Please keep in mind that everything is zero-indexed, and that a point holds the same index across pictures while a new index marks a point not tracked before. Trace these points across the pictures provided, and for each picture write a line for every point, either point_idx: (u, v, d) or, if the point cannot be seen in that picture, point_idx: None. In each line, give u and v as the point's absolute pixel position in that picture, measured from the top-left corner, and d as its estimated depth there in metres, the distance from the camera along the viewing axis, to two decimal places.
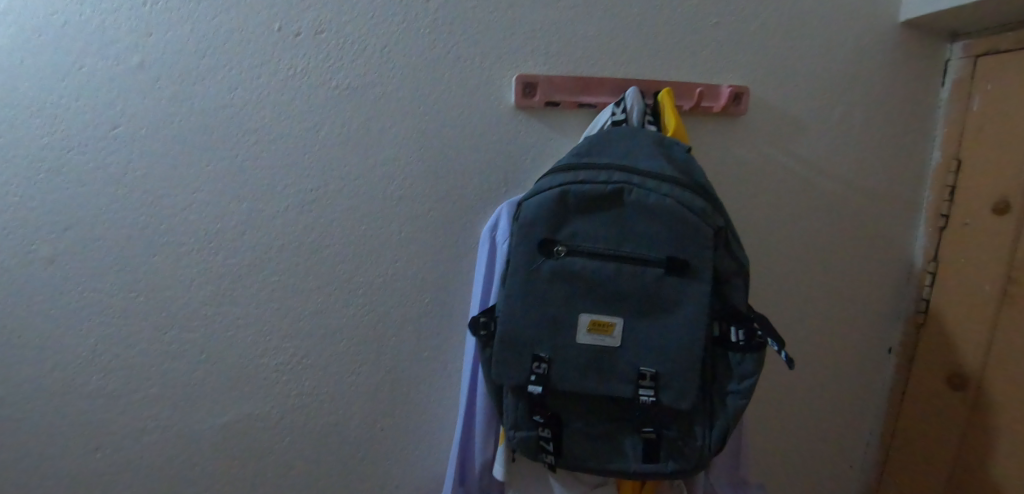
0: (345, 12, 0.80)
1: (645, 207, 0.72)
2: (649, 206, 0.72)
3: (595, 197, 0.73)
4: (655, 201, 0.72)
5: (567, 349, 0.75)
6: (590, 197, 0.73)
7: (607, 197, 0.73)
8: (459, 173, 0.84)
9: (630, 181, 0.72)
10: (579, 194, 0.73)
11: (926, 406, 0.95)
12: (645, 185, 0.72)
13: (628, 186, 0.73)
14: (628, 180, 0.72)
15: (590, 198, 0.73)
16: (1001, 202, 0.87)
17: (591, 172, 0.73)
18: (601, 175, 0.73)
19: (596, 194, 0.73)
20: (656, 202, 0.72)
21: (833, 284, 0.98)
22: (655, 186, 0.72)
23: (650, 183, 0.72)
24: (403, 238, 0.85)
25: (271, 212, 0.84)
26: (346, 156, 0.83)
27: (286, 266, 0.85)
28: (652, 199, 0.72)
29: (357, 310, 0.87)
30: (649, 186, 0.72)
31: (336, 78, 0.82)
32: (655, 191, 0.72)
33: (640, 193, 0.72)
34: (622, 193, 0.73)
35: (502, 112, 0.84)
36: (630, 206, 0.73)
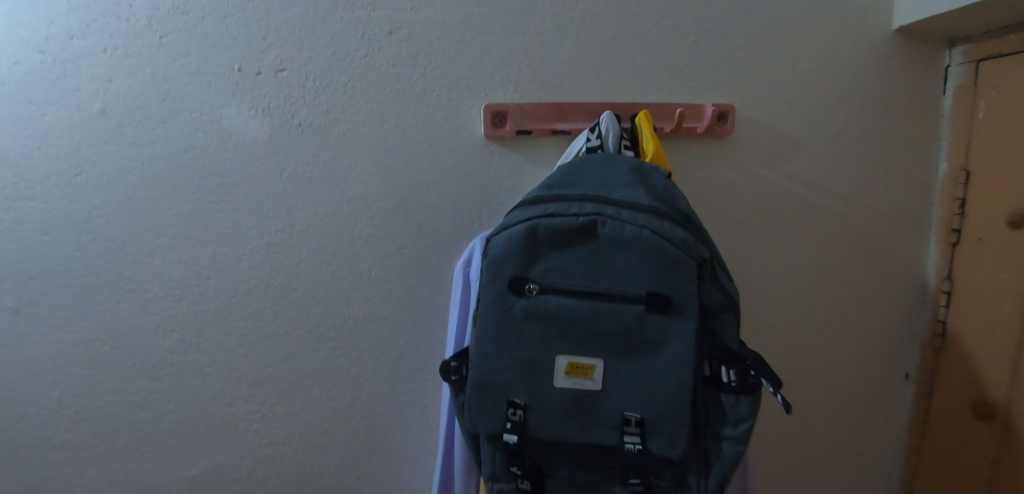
0: (307, 49, 0.77)
1: (621, 239, 0.68)
2: (625, 238, 0.67)
3: (567, 230, 0.69)
4: (631, 233, 0.67)
5: (545, 394, 0.70)
6: (561, 231, 0.69)
7: (580, 230, 0.69)
8: (430, 208, 0.81)
9: (603, 212, 0.68)
10: (550, 228, 0.69)
11: (949, 439, 0.87)
12: (619, 215, 0.68)
13: (602, 217, 0.68)
14: (602, 211, 0.68)
15: (561, 232, 0.69)
16: (1017, 214, 0.80)
17: (563, 204, 0.69)
18: (572, 207, 0.69)
19: (568, 228, 0.68)
20: (632, 234, 0.67)
21: (840, 310, 0.91)
22: (630, 216, 0.67)
23: (625, 213, 0.68)
24: (374, 277, 0.81)
25: (235, 256, 0.80)
26: (311, 195, 0.80)
27: (253, 311, 0.81)
28: (627, 231, 0.67)
29: (328, 354, 0.82)
30: (624, 217, 0.67)
31: (298, 116, 0.78)
32: (631, 223, 0.67)
33: (615, 225, 0.68)
34: (596, 226, 0.68)
35: (473, 144, 0.80)
36: (605, 239, 0.68)
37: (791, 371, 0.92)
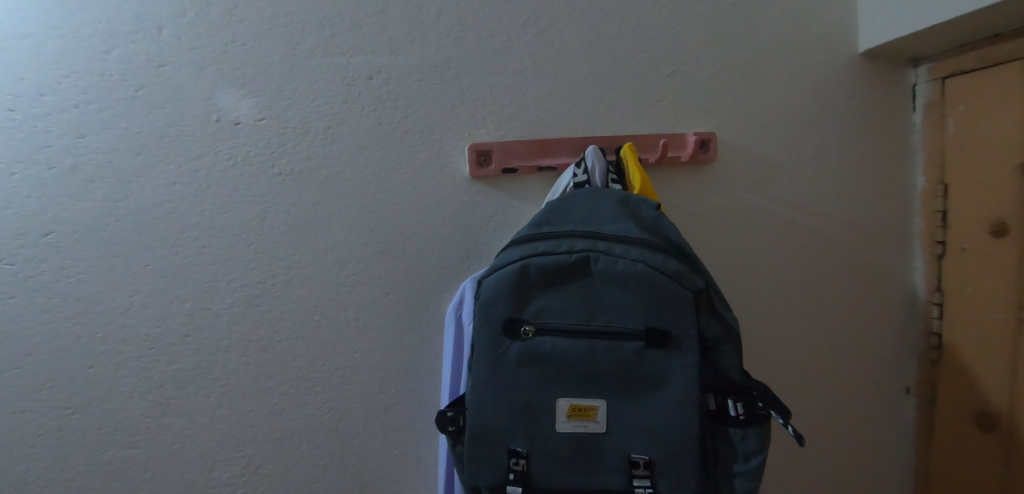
0: (284, 96, 0.76)
1: (614, 275, 0.67)
2: (619, 273, 0.66)
3: (559, 268, 0.67)
4: (624, 268, 0.66)
5: (547, 440, 0.67)
6: (553, 270, 0.68)
7: (572, 268, 0.67)
8: (416, 251, 0.78)
9: (595, 248, 0.67)
10: (541, 267, 0.68)
11: (955, 453, 0.85)
12: (612, 250, 0.67)
13: (594, 253, 0.67)
14: (593, 246, 0.67)
15: (553, 270, 0.68)
16: (996, 223, 0.81)
17: (553, 241, 0.68)
18: (563, 244, 0.67)
19: (560, 266, 0.67)
20: (626, 269, 0.66)
21: (836, 333, 0.90)
22: (623, 251, 0.66)
23: (617, 248, 0.67)
24: (361, 325, 0.78)
25: (215, 311, 0.76)
26: (293, 243, 0.77)
27: (233, 368, 0.77)
28: (621, 265, 0.66)
29: (316, 409, 0.78)
30: (616, 251, 0.66)
31: (278, 164, 0.76)
32: (623, 257, 0.66)
33: (608, 260, 0.67)
34: (588, 262, 0.67)
35: (458, 183, 0.78)
36: (598, 275, 0.67)
37: (792, 398, 0.90)
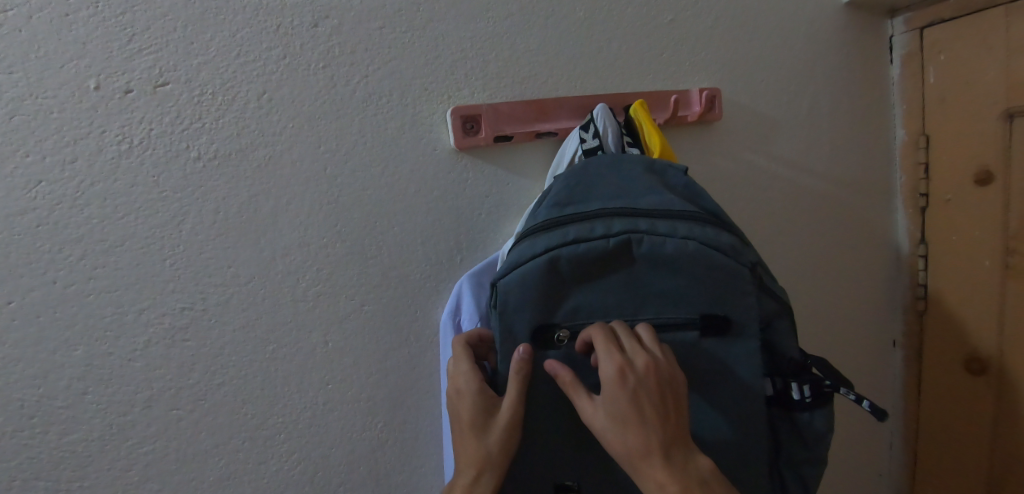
0: (196, 51, 0.55)
1: (662, 258, 0.55)
2: (667, 256, 0.55)
3: (596, 258, 0.55)
4: (674, 248, 0.55)
5: (597, 463, 0.57)
6: (588, 260, 0.55)
7: (611, 255, 0.55)
8: (395, 248, 0.63)
9: (637, 227, 0.55)
10: (574, 258, 0.55)
11: (948, 401, 0.85)
12: (657, 229, 0.55)
13: (636, 234, 0.55)
14: (635, 226, 0.55)
15: (589, 261, 0.55)
16: (981, 171, 0.78)
17: (584, 225, 0.55)
18: (598, 228, 0.55)
19: (597, 254, 0.55)
20: (676, 249, 0.55)
21: (833, 292, 0.87)
22: (669, 228, 0.55)
23: (662, 225, 0.55)
24: (332, 349, 0.62)
25: (122, 356, 0.55)
26: (227, 251, 0.57)
27: (159, 428, 0.57)
28: (670, 246, 0.55)
29: (283, 461, 0.61)
30: (662, 230, 0.55)
31: (195, 145, 0.56)
32: (671, 235, 0.55)
33: (653, 241, 0.55)
34: (629, 246, 0.55)
35: (441, 160, 0.64)
36: (642, 259, 0.56)
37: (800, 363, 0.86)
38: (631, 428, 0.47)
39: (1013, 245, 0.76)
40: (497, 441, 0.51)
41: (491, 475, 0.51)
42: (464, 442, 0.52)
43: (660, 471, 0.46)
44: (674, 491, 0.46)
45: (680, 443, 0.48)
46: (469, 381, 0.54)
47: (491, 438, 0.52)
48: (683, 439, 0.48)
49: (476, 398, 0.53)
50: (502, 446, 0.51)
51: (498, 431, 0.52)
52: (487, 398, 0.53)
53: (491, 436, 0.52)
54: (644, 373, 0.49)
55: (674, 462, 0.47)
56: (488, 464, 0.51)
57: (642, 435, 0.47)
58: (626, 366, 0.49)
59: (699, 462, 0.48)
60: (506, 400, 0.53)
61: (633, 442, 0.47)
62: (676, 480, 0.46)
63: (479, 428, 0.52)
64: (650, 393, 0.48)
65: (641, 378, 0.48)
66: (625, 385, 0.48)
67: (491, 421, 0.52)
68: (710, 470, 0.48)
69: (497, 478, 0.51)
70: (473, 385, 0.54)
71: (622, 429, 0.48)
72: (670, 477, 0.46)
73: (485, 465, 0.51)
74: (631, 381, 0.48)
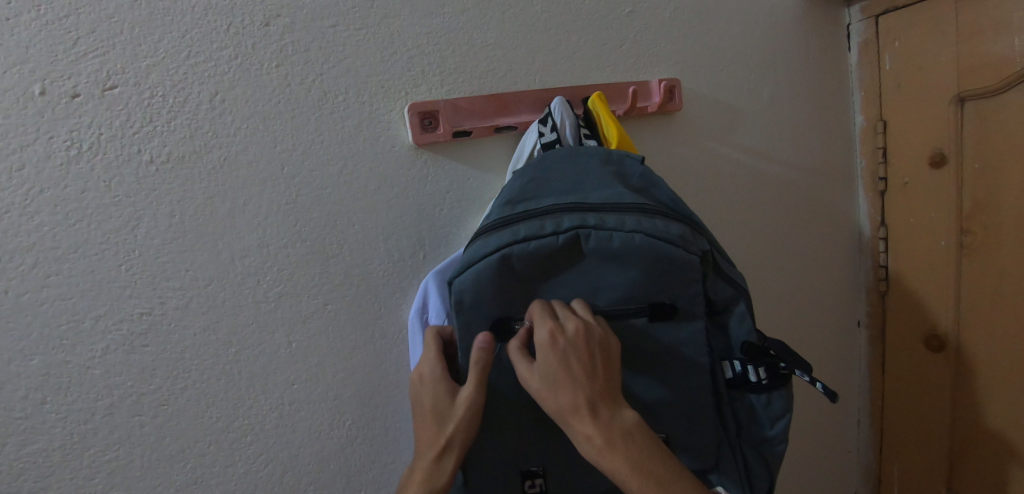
0: (145, 53, 0.54)
1: (610, 252, 0.56)
2: (615, 250, 0.56)
3: (546, 254, 0.56)
4: (621, 242, 0.55)
5: (557, 451, 0.58)
6: (539, 257, 0.56)
7: (561, 251, 0.56)
8: (357, 246, 0.63)
9: (585, 223, 0.55)
10: (525, 256, 0.55)
11: (910, 377, 0.87)
12: (605, 223, 0.55)
13: (584, 229, 0.55)
14: (583, 222, 0.55)
15: (539, 258, 0.56)
16: (935, 154, 0.80)
17: (533, 223, 0.55)
18: (547, 225, 0.55)
19: (546, 251, 0.55)
20: (623, 243, 0.55)
21: (797, 276, 0.89)
22: (617, 222, 0.55)
23: (610, 219, 0.55)
24: (297, 349, 0.62)
25: (80, 364, 0.54)
26: (185, 255, 0.57)
27: (122, 435, 0.56)
28: (617, 241, 0.55)
29: (250, 463, 0.61)
30: (610, 224, 0.55)
31: (147, 148, 0.55)
32: (619, 229, 0.55)
33: (601, 236, 0.55)
34: (578, 242, 0.56)
35: (400, 158, 0.64)
36: (592, 254, 0.56)
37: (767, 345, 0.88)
38: (561, 385, 0.50)
39: (966, 225, 0.78)
40: (456, 427, 0.52)
41: (452, 455, 0.52)
42: (426, 428, 0.54)
43: (588, 425, 0.49)
44: (600, 444, 0.48)
45: (608, 399, 0.50)
46: (430, 370, 0.56)
47: (450, 425, 0.53)
48: (610, 396, 0.50)
49: (437, 385, 0.55)
50: (461, 428, 0.52)
51: (456, 414, 0.53)
52: (449, 387, 0.54)
53: (450, 422, 0.53)
54: (576, 336, 0.51)
55: (601, 416, 0.49)
56: (447, 445, 0.52)
57: (572, 392, 0.49)
58: (557, 329, 0.51)
59: (626, 416, 0.50)
60: (465, 386, 0.53)
61: (563, 399, 0.49)
62: (603, 433, 0.48)
63: (439, 414, 0.53)
64: (579, 353, 0.50)
65: (571, 339, 0.51)
66: (556, 347, 0.50)
67: (452, 408, 0.53)
68: (637, 423, 0.50)
69: (456, 457, 0.52)
70: (434, 374, 0.55)
71: (553, 387, 0.50)
72: (598, 430, 0.48)
73: (445, 447, 0.52)
74: (562, 343, 0.50)
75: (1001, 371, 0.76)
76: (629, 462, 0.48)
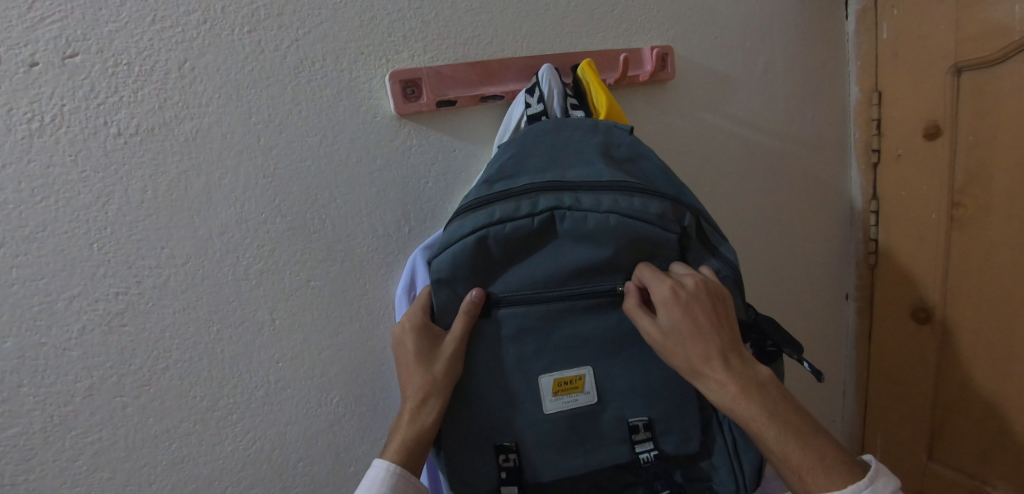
0: (108, 17, 0.51)
1: (585, 233, 0.55)
2: (590, 231, 0.55)
3: (522, 235, 0.55)
4: (596, 224, 0.55)
5: (539, 428, 0.57)
6: (515, 238, 0.55)
7: (538, 232, 0.56)
8: (340, 221, 0.61)
9: (560, 204, 0.55)
10: (501, 238, 0.55)
11: (894, 348, 0.88)
12: (580, 204, 0.55)
13: (559, 210, 0.55)
14: (559, 202, 0.55)
15: (515, 240, 0.55)
16: (929, 126, 0.78)
17: (509, 204, 0.55)
18: (523, 206, 0.55)
19: (522, 233, 0.55)
20: (598, 225, 0.55)
21: (786, 247, 0.88)
22: (593, 202, 0.55)
23: (586, 199, 0.55)
24: (280, 326, 0.60)
25: (57, 345, 0.53)
26: (160, 232, 0.55)
27: (104, 417, 0.55)
28: (592, 222, 0.55)
29: (238, 441, 0.60)
30: (585, 204, 0.55)
31: (115, 119, 0.52)
32: (594, 211, 0.55)
33: (576, 217, 0.55)
34: (554, 223, 0.56)
35: (382, 129, 0.61)
36: (568, 235, 0.56)
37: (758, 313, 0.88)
38: (689, 338, 0.52)
39: (957, 198, 0.77)
40: (443, 370, 0.56)
41: (437, 397, 0.55)
42: (410, 373, 0.56)
43: (720, 372, 0.51)
44: (734, 390, 0.50)
45: (736, 348, 0.53)
46: (413, 318, 0.57)
47: (437, 368, 0.55)
48: (737, 345, 0.53)
49: (420, 332, 0.57)
50: (447, 372, 0.56)
51: (442, 360, 0.56)
52: (432, 334, 0.57)
53: (437, 365, 0.56)
54: (696, 289, 0.53)
55: (733, 365, 0.52)
56: (433, 387, 0.55)
57: (702, 344, 0.52)
58: (677, 285, 0.53)
59: (759, 370, 0.52)
60: (451, 333, 0.56)
61: (693, 350, 0.52)
62: (736, 380, 0.51)
63: (425, 357, 0.56)
64: (702, 304, 0.53)
65: (693, 293, 0.53)
66: (681, 300, 0.52)
67: (438, 352, 0.56)
68: (770, 377, 0.52)
69: (443, 400, 0.56)
70: (417, 321, 0.57)
71: (682, 341, 0.52)
72: (730, 378, 0.51)
73: (431, 389, 0.55)
74: (684, 296, 0.53)
75: (987, 342, 0.77)
76: (764, 408, 0.50)
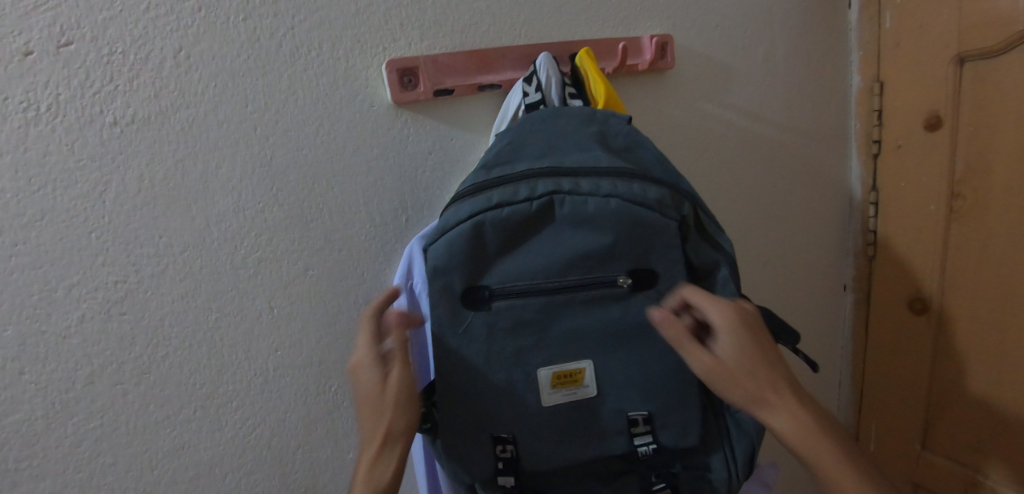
0: (102, 4, 0.51)
1: (585, 217, 0.56)
2: (590, 215, 0.56)
3: (520, 220, 0.56)
4: (596, 207, 0.55)
5: (537, 419, 0.58)
6: (513, 223, 0.56)
7: (536, 217, 0.56)
8: (337, 210, 0.61)
9: (559, 188, 0.55)
10: (499, 223, 0.55)
11: (891, 338, 0.88)
12: (579, 188, 0.55)
13: (558, 195, 0.55)
14: (557, 187, 0.55)
15: (513, 225, 0.56)
16: (930, 116, 0.78)
17: (508, 188, 0.55)
18: (521, 190, 0.55)
19: (521, 217, 0.56)
20: (598, 208, 0.55)
21: (787, 234, 0.88)
22: (592, 186, 0.55)
23: (585, 183, 0.55)
24: (278, 315, 0.61)
25: (58, 333, 0.53)
26: (158, 221, 0.55)
27: (106, 404, 0.56)
28: (592, 205, 0.55)
29: (239, 428, 0.61)
30: (585, 189, 0.55)
31: (110, 108, 0.52)
32: (594, 195, 0.55)
33: (575, 201, 0.55)
34: (552, 207, 0.56)
35: (379, 118, 0.61)
36: (567, 220, 0.56)
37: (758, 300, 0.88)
38: (762, 364, 0.50)
39: (957, 189, 0.77)
40: (395, 417, 0.53)
41: (394, 447, 0.53)
42: (365, 422, 0.54)
43: (793, 403, 0.49)
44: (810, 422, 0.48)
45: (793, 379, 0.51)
46: (363, 358, 0.55)
47: (389, 415, 0.53)
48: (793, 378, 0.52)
49: (366, 375, 0.54)
50: (400, 419, 0.53)
51: (390, 408, 0.53)
52: (382, 378, 0.54)
53: (388, 413, 0.53)
54: (756, 316, 0.52)
55: (801, 397, 0.50)
56: (387, 437, 0.53)
57: (775, 371, 0.50)
58: (740, 309, 0.52)
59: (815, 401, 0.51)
60: (395, 377, 0.53)
61: (766, 377, 0.50)
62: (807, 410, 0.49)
63: (376, 404, 0.53)
64: (763, 333, 0.52)
65: (753, 319, 0.52)
66: (749, 325, 0.51)
67: (386, 398, 0.53)
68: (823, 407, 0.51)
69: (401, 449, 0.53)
70: (365, 363, 0.55)
71: (755, 368, 0.50)
72: (799, 405, 0.49)
73: (388, 439, 0.53)
74: (749, 321, 0.51)
75: (986, 333, 0.77)
76: (837, 442, 0.48)
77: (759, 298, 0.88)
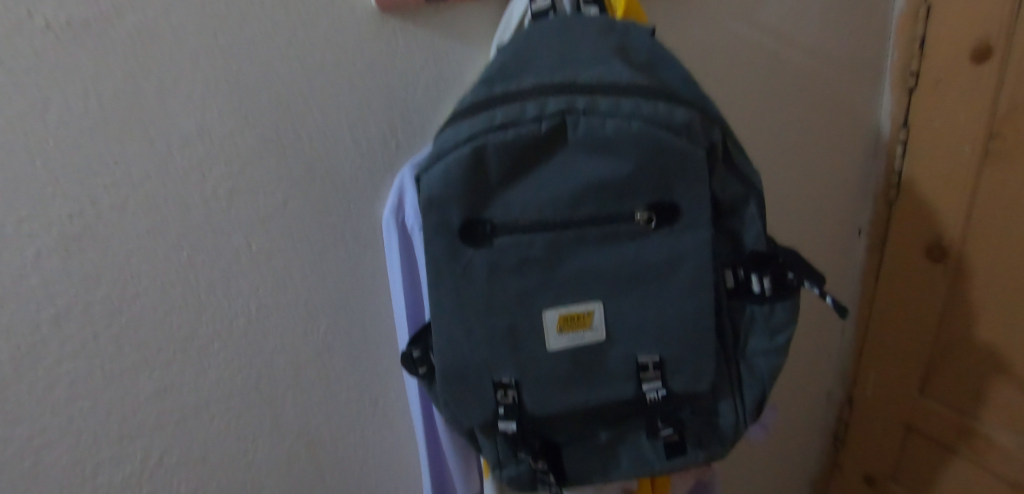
0: None
1: (602, 142, 0.49)
2: (607, 139, 0.49)
3: (527, 144, 0.49)
4: (615, 130, 0.49)
5: (541, 364, 0.54)
6: (518, 148, 0.49)
7: (545, 141, 0.50)
8: (318, 134, 0.54)
9: (573, 107, 0.48)
10: (502, 147, 0.49)
11: (903, 279, 0.84)
12: (596, 107, 0.48)
13: (571, 115, 0.49)
14: (571, 105, 0.48)
15: (519, 149, 0.49)
16: (978, 47, 0.69)
17: (512, 107, 0.49)
18: (529, 109, 0.48)
19: (528, 140, 0.49)
20: (617, 131, 0.49)
21: (813, 158, 0.81)
22: (611, 106, 0.48)
23: (603, 102, 0.49)
24: (259, 251, 0.56)
25: (12, 272, 0.47)
26: (111, 147, 0.48)
27: (78, 347, 0.51)
28: (610, 128, 0.49)
29: (224, 369, 0.58)
30: (602, 109, 0.48)
31: (39, 10, 0.44)
32: (613, 115, 0.48)
33: (591, 122, 0.49)
34: (564, 130, 0.49)
35: (359, 26, 0.53)
36: (580, 145, 0.50)
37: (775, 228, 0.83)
38: None
39: (996, 130, 0.70)
40: None
41: None
42: None
43: None
44: None
45: None
46: None
47: None
48: None
49: None
50: None
51: None
52: None
53: None
54: None
55: None
56: None
57: None
58: None
59: None
60: None
61: None
62: None
63: None
64: None
65: None
66: None
67: None
68: None
69: None
70: None
71: None
72: None
73: None
74: None
75: (1005, 282, 0.73)
76: None
77: (776, 228, 0.83)
